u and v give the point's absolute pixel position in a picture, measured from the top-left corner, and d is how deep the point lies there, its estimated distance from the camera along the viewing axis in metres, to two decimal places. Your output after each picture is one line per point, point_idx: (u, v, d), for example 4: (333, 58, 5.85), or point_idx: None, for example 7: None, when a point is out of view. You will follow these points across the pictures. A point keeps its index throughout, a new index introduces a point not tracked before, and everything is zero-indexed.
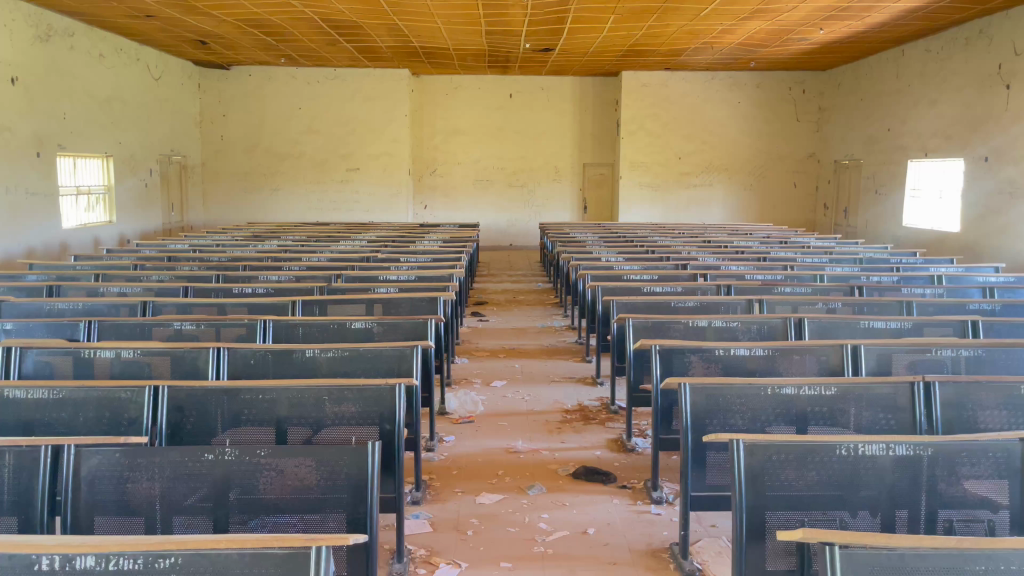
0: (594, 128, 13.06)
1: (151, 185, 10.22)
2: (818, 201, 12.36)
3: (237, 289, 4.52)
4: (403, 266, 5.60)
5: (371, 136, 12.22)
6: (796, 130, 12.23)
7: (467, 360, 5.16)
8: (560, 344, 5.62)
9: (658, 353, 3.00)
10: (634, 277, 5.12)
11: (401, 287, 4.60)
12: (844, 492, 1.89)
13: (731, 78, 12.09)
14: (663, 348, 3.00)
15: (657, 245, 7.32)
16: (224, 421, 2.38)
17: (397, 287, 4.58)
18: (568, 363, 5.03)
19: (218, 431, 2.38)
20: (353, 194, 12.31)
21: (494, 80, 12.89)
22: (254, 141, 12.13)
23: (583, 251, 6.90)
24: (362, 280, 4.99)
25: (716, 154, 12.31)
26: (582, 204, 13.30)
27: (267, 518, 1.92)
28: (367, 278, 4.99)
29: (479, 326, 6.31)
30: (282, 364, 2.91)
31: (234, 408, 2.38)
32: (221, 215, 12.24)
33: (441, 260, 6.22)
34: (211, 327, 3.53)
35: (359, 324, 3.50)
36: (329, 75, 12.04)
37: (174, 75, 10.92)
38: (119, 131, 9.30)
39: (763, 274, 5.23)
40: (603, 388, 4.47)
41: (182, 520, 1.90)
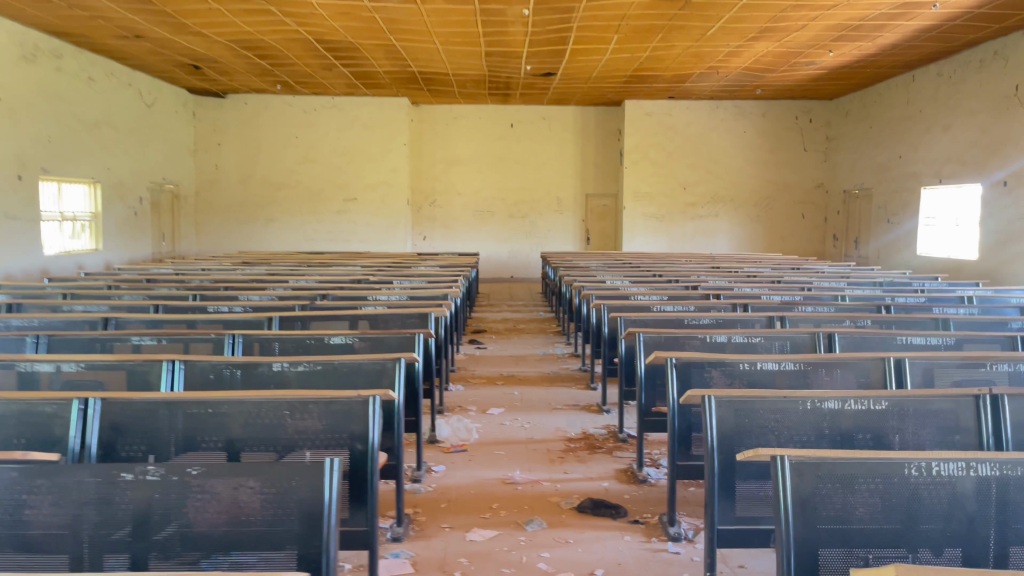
0: (596, 158, 12.84)
1: (140, 213, 9.93)
2: (826, 232, 12.05)
3: (212, 307, 4.18)
4: (395, 287, 5.26)
5: (369, 166, 12.00)
6: (802, 160, 11.99)
7: (463, 387, 4.78)
8: (562, 371, 5.24)
9: (674, 367, 2.64)
10: (641, 298, 4.77)
11: (390, 306, 4.26)
12: (900, 528, 1.51)
13: (736, 107, 11.89)
14: (680, 362, 2.64)
15: (664, 270, 6.98)
16: (174, 443, 2.03)
17: (385, 305, 4.25)
18: (570, 390, 4.66)
19: (167, 455, 2.03)
20: (349, 225, 12.03)
21: (495, 110, 12.73)
22: (249, 171, 11.90)
23: (587, 276, 6.57)
24: (350, 300, 4.65)
25: (722, 185, 12.05)
26: (584, 235, 13.01)
27: (220, 557, 1.55)
28: (355, 297, 4.66)
29: (476, 354, 5.93)
30: (245, 374, 2.55)
31: (182, 427, 2.02)
32: (213, 246, 11.95)
33: (436, 283, 5.89)
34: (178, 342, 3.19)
35: (340, 338, 3.14)
36: (327, 104, 11.86)
37: (168, 102, 10.74)
38: (108, 156, 9.07)
39: (780, 295, 4.88)
40: (610, 415, 4.09)
41: (115, 561, 1.53)
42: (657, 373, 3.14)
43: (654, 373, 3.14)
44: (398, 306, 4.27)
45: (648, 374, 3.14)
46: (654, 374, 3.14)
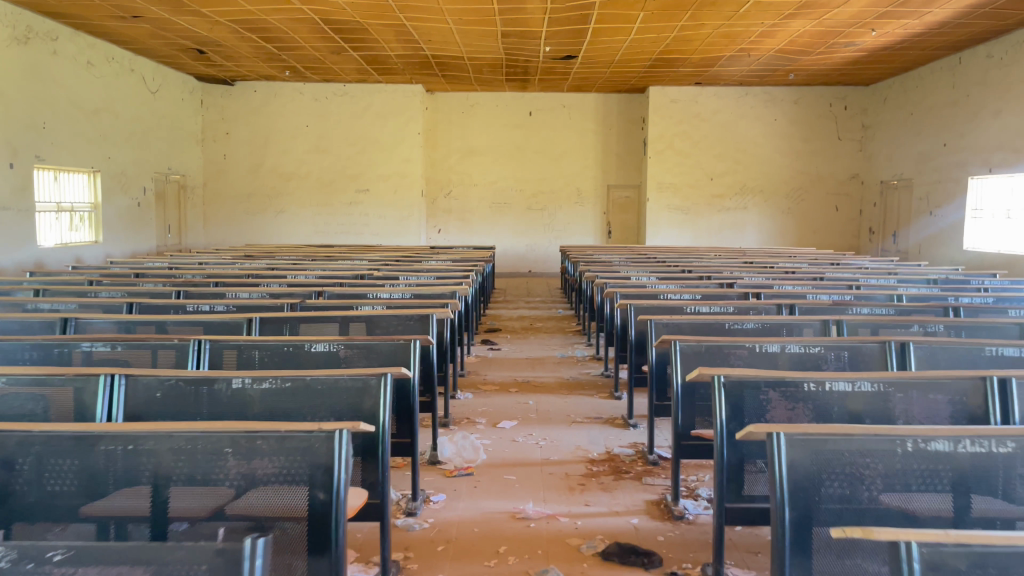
0: (618, 147, 12.31)
1: (143, 204, 9.55)
2: (862, 225, 11.44)
3: (191, 305, 3.75)
4: (399, 283, 4.80)
5: (382, 156, 11.56)
6: (836, 150, 11.39)
7: (472, 395, 4.30)
8: (582, 377, 4.76)
9: (723, 387, 2.15)
10: (670, 296, 4.27)
11: (391, 305, 3.81)
12: None
13: (766, 93, 11.32)
14: (730, 381, 2.14)
15: (693, 265, 6.48)
16: (105, 480, 1.53)
17: (386, 305, 3.80)
18: (591, 400, 4.18)
19: (104, 492, 1.54)
20: (362, 217, 11.61)
21: (513, 98, 12.24)
22: (258, 161, 11.51)
23: (609, 271, 6.08)
24: (348, 299, 4.19)
25: (751, 176, 11.48)
26: (605, 228, 12.50)
27: None
28: (353, 295, 4.21)
29: (488, 355, 5.47)
30: (193, 402, 2.09)
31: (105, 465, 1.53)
32: (221, 238, 11.57)
33: (445, 278, 5.43)
34: (142, 350, 2.73)
35: (321, 347, 2.68)
36: (338, 91, 11.44)
37: (174, 88, 10.35)
38: (109, 145, 8.69)
39: (827, 293, 4.36)
40: (637, 430, 3.60)
41: None
42: (697, 388, 2.66)
43: (694, 388, 2.66)
44: (400, 305, 3.82)
45: (685, 390, 2.66)
46: (694, 390, 2.66)
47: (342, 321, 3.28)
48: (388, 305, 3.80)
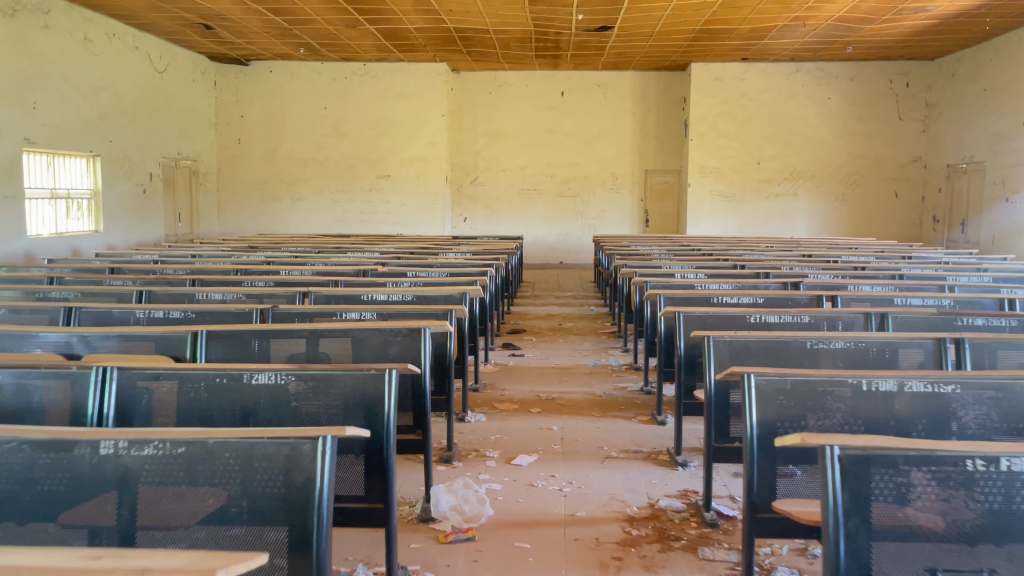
0: (657, 129, 11.49)
1: (149, 191, 9.00)
2: (924, 214, 10.49)
3: (143, 311, 3.11)
4: (403, 283, 4.11)
5: (404, 140, 10.88)
6: (896, 131, 10.44)
7: (485, 417, 3.58)
8: (617, 394, 4.01)
9: (839, 461, 1.35)
10: (726, 300, 3.51)
11: (380, 314, 3.11)
12: None
13: (820, 70, 10.41)
14: (849, 455, 1.35)
15: (744, 259, 5.71)
16: None
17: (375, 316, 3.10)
18: (630, 425, 3.46)
19: None
20: (382, 204, 10.97)
21: (544, 77, 11.49)
22: (274, 146, 10.93)
23: (648, 265, 5.33)
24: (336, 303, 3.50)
25: (802, 159, 10.59)
26: (642, 216, 11.69)
27: None
28: (345, 298, 3.55)
29: (509, 364, 4.74)
30: (54, 483, 1.41)
31: None
32: (237, 227, 11.03)
33: (459, 275, 4.72)
34: (60, 380, 1.93)
35: (264, 380, 1.96)
36: (358, 70, 10.79)
37: (183, 68, 9.80)
38: (109, 128, 8.15)
39: (919, 297, 3.57)
40: (687, 471, 2.88)
41: None
42: (778, 426, 1.95)
43: (775, 424, 1.95)
44: (393, 315, 3.12)
45: (765, 431, 1.95)
46: (776, 430, 1.95)
47: (309, 336, 2.56)
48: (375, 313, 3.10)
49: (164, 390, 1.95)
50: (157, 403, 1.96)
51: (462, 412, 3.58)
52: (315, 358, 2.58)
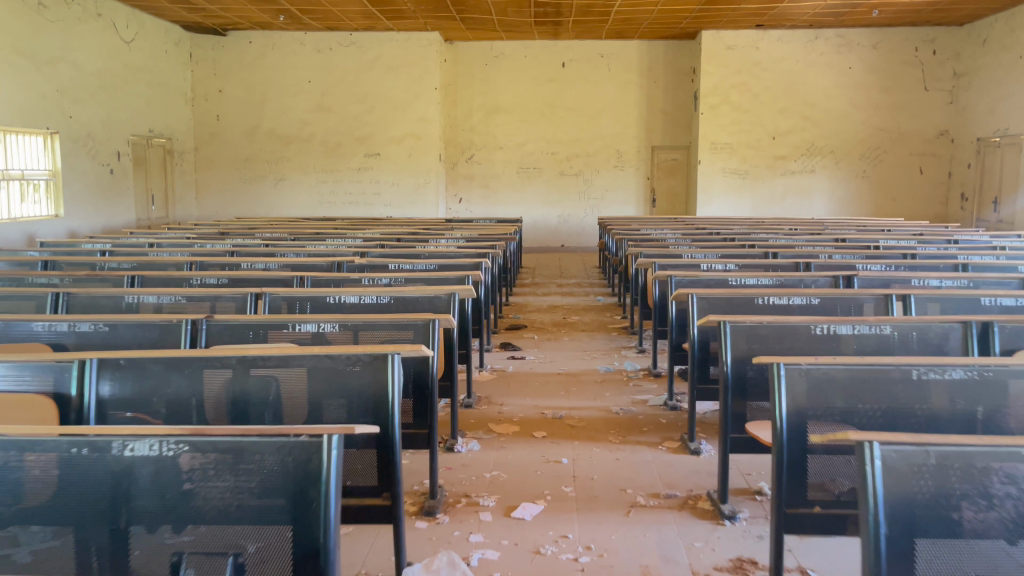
0: (664, 102, 10.79)
1: (116, 171, 8.32)
2: (951, 191, 9.81)
3: (43, 323, 2.46)
4: (381, 278, 3.46)
5: (395, 115, 10.17)
6: (921, 103, 9.75)
7: (479, 445, 2.93)
8: (637, 410, 3.36)
9: None
10: (773, 301, 2.86)
11: (345, 327, 2.46)
12: None
13: (840, 37, 9.69)
14: None
15: (772, 244, 5.07)
16: None
17: (340, 334, 2.46)
18: (658, 456, 2.82)
19: None
20: (372, 183, 10.28)
21: (543, 47, 10.78)
22: (255, 122, 10.24)
23: (664, 251, 4.68)
24: (298, 306, 2.86)
25: (820, 134, 9.90)
26: (649, 195, 11.02)
27: None
28: (309, 300, 2.90)
29: (508, 368, 4.11)
30: None
31: None
32: (216, 210, 10.36)
33: (449, 267, 4.07)
34: None
35: (145, 450, 1.31)
36: (344, 41, 10.06)
37: (155, 38, 9.09)
38: (67, 102, 7.47)
39: (1006, 295, 2.93)
40: (735, 528, 2.24)
41: None
42: (918, 514, 1.16)
43: (913, 513, 1.16)
44: (361, 329, 2.46)
45: (898, 529, 1.16)
46: (914, 522, 1.16)
47: (238, 367, 1.86)
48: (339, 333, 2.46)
49: (26, 464, 1.30)
50: (7, 479, 1.30)
51: (451, 438, 2.93)
52: (251, 395, 1.88)
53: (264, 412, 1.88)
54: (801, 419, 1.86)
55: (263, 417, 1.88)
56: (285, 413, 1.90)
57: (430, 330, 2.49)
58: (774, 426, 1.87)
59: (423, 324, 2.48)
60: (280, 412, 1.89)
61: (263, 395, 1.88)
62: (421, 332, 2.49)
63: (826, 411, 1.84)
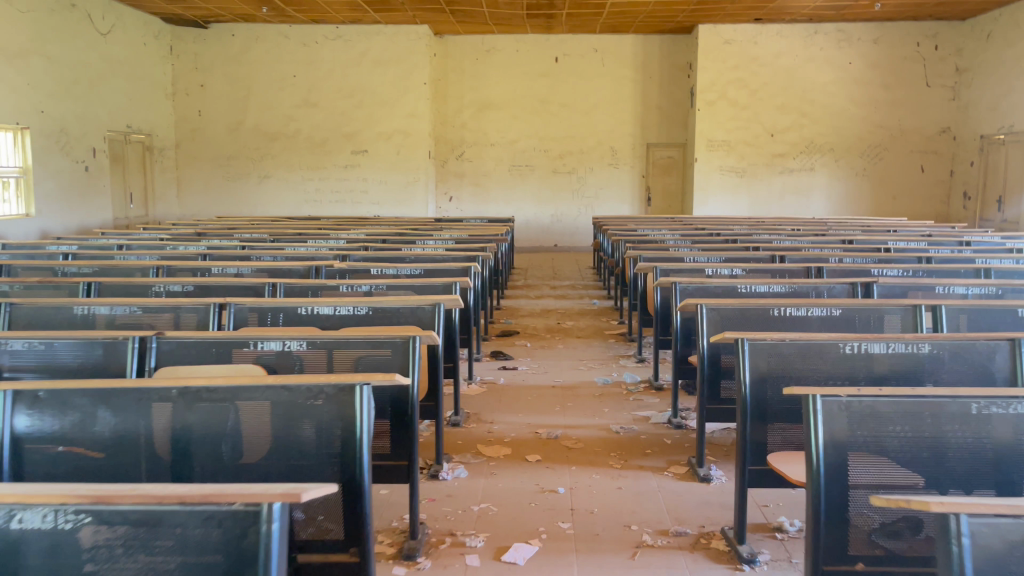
0: (659, 98, 10.54)
1: (92, 169, 8.00)
2: (953, 189, 9.60)
3: None
4: (360, 285, 3.18)
5: (383, 111, 9.87)
6: (922, 99, 9.53)
7: (466, 473, 2.64)
8: (638, 429, 3.10)
9: None
10: (789, 312, 2.61)
11: (316, 345, 2.16)
12: None
13: (840, 32, 9.46)
14: None
15: (777, 246, 4.82)
16: None
17: (312, 357, 2.16)
18: (663, 484, 2.56)
19: None
20: (359, 181, 9.99)
21: (536, 41, 10.51)
22: (239, 118, 9.93)
23: (664, 253, 4.42)
24: (268, 317, 2.60)
25: (819, 131, 9.67)
26: (644, 194, 10.77)
27: None
28: (279, 311, 2.63)
29: (499, 380, 3.84)
30: None
31: None
32: (198, 209, 10.05)
33: (435, 272, 3.79)
34: None
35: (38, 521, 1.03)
36: (330, 34, 9.76)
37: (133, 30, 8.78)
38: (39, 96, 7.14)
39: None
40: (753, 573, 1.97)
41: None
42: None
43: None
44: (337, 346, 2.16)
45: None
46: None
47: (179, 401, 1.56)
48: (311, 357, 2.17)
49: None
50: None
51: (435, 464, 2.65)
52: (205, 428, 1.59)
53: (223, 446, 1.59)
54: (841, 456, 1.58)
55: (222, 452, 1.59)
56: (246, 446, 1.60)
57: (412, 350, 2.18)
58: (809, 463, 1.59)
59: (402, 341, 2.18)
60: (241, 445, 1.59)
61: (217, 428, 1.58)
62: (402, 353, 2.18)
63: (871, 447, 1.57)
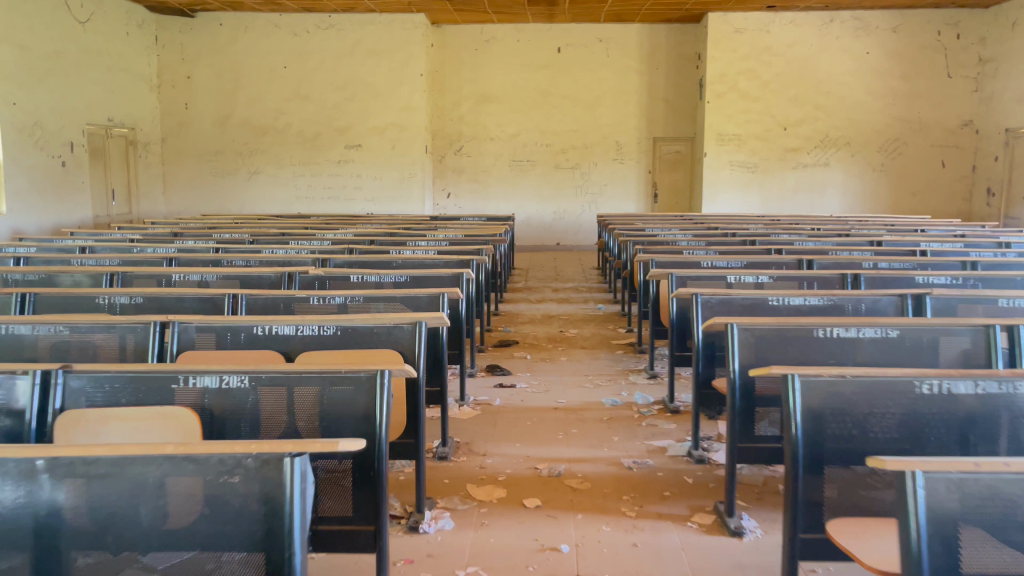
0: (666, 90, 10.12)
1: (68, 164, 7.59)
2: (976, 186, 9.17)
3: None
4: (333, 296, 2.76)
5: (377, 103, 9.45)
6: (943, 91, 9.10)
7: (452, 525, 2.22)
8: (654, 464, 2.68)
9: None
10: (836, 334, 2.17)
11: (273, 382, 1.71)
12: None
13: (857, 20, 9.03)
14: None
15: (801, 249, 4.41)
16: None
17: (269, 399, 1.72)
18: (689, 539, 2.14)
19: None
20: (352, 178, 9.57)
21: (538, 31, 10.10)
22: (227, 111, 9.53)
23: (678, 257, 4.00)
24: (225, 338, 2.22)
25: (834, 124, 9.25)
26: (650, 191, 10.34)
27: None
28: (234, 332, 2.22)
29: (496, 400, 3.43)
30: None
31: None
32: (185, 206, 9.65)
33: (423, 279, 3.38)
34: None
35: None
36: (322, 23, 9.35)
37: (114, 19, 8.38)
38: (10, 86, 6.74)
39: None
40: None
41: None
42: None
43: None
44: (294, 384, 1.72)
45: None
46: None
47: (52, 475, 1.12)
48: (265, 400, 1.72)
49: None
50: None
51: (416, 514, 2.24)
52: (105, 491, 1.14)
53: (142, 506, 1.15)
54: (949, 549, 1.11)
55: (141, 516, 1.15)
56: (170, 510, 1.15)
57: (379, 390, 1.73)
58: (905, 553, 1.10)
59: (367, 377, 1.73)
60: (163, 509, 1.15)
61: (121, 492, 1.14)
62: (367, 393, 1.73)
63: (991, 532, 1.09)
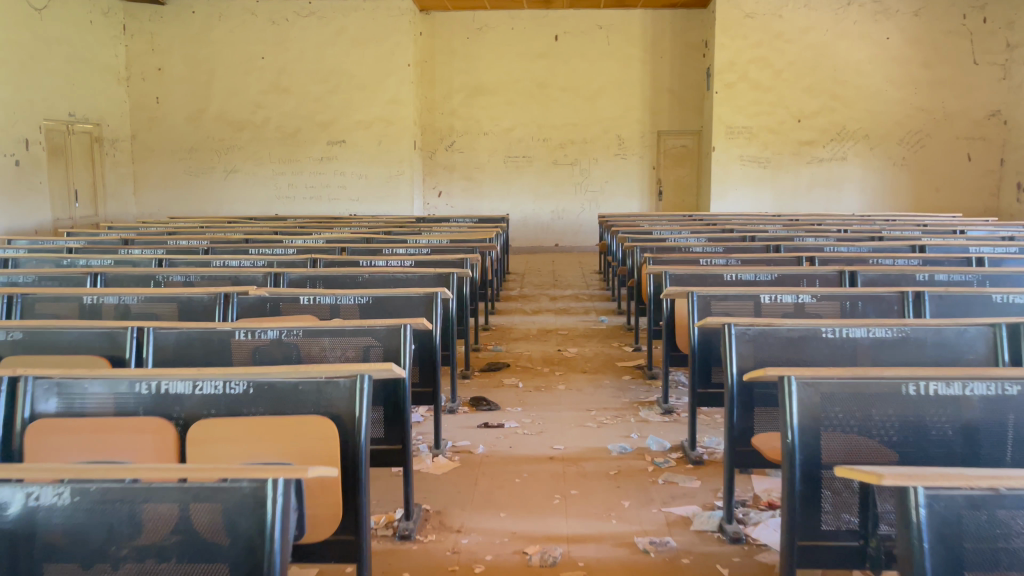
0: (670, 80, 9.51)
1: (21, 163, 6.98)
2: (1004, 181, 8.56)
3: None
4: (265, 329, 2.07)
5: (363, 95, 8.85)
6: (968, 79, 8.51)
7: None
8: (676, 545, 2.08)
9: None
10: (933, 390, 1.48)
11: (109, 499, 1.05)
12: None
13: (876, 3, 8.44)
14: None
15: (835, 256, 3.82)
16: None
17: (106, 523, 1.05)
18: None
19: None
20: (336, 176, 8.96)
21: (534, 18, 9.52)
22: (201, 105, 8.93)
23: (696, 267, 3.41)
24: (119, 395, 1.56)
25: (851, 115, 8.65)
26: (654, 188, 9.73)
27: None
28: (115, 391, 1.56)
29: (479, 445, 2.84)
30: None
31: None
32: (158, 208, 9.05)
33: (391, 300, 2.77)
34: None
35: None
36: (303, 10, 8.76)
37: (76, 6, 7.80)
38: None
39: None
40: None
41: None
42: None
43: None
44: (137, 501, 1.06)
45: None
46: None
47: None
48: (95, 529, 1.05)
49: None
50: None
51: None
52: None
53: None
54: None
55: None
56: None
57: (268, 511, 1.07)
58: None
59: (250, 489, 1.07)
60: None
61: None
62: (252, 515, 1.07)
63: None
